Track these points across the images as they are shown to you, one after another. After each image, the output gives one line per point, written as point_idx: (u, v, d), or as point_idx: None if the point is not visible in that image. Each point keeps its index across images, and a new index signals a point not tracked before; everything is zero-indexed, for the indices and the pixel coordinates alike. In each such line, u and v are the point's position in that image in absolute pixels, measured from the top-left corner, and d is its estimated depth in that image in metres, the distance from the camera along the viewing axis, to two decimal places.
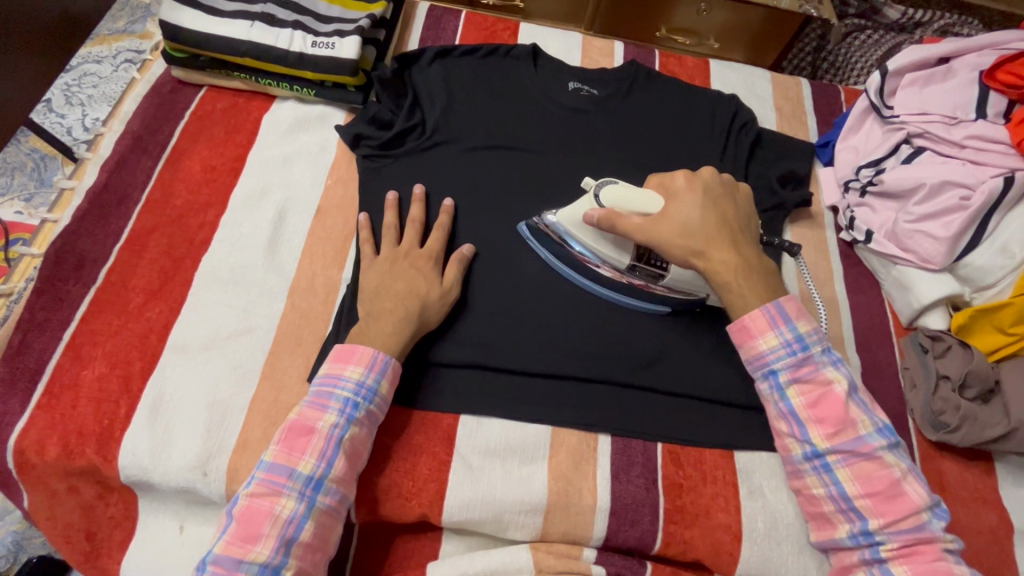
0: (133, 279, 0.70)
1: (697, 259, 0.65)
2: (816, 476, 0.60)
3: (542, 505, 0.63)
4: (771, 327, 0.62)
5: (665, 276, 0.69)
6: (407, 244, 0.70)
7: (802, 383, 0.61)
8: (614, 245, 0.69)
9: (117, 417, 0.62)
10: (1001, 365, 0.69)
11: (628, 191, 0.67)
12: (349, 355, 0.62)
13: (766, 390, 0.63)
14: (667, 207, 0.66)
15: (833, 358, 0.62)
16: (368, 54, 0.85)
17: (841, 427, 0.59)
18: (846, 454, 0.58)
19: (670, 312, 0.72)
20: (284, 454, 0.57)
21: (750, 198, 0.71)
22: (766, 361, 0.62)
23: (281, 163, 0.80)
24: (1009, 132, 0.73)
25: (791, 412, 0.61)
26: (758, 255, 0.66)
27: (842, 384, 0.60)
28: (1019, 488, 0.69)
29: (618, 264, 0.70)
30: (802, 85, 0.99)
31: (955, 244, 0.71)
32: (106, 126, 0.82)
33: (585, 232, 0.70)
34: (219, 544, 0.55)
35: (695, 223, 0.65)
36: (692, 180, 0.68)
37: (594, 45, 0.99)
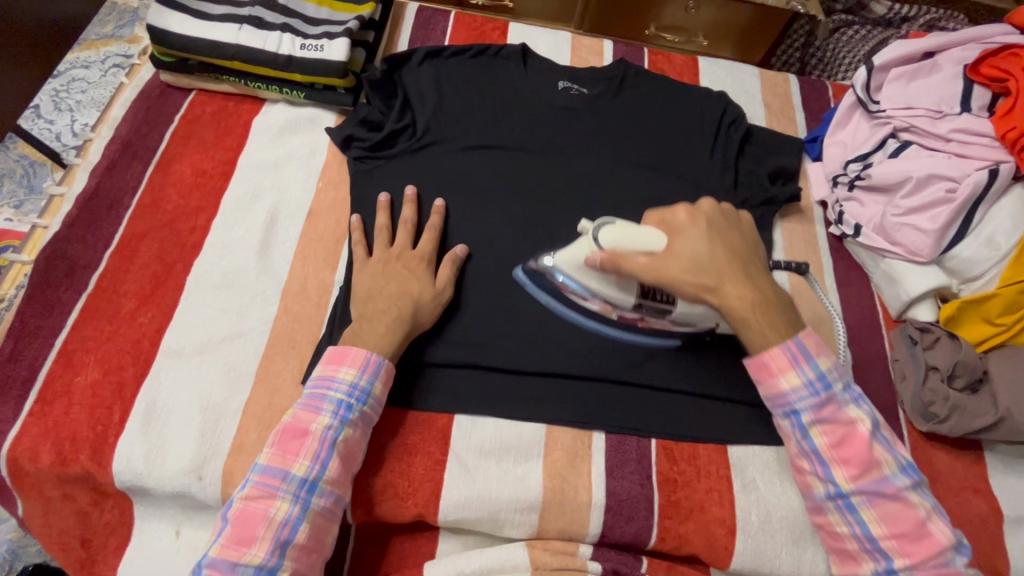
0: (125, 285, 0.70)
1: (712, 296, 0.62)
2: (840, 514, 0.59)
3: (538, 503, 0.63)
4: (792, 366, 0.60)
5: (672, 310, 0.67)
6: (399, 245, 0.71)
7: (825, 423, 0.60)
8: (617, 285, 0.66)
9: (110, 423, 0.62)
10: (988, 356, 0.70)
11: (628, 230, 0.63)
12: (342, 356, 0.62)
13: (787, 428, 0.62)
14: (672, 244, 0.63)
15: (856, 395, 0.61)
16: (357, 57, 0.84)
17: (866, 468, 0.58)
18: (871, 495, 0.58)
19: (680, 344, 0.71)
20: (278, 456, 0.57)
21: (751, 225, 0.70)
22: (788, 401, 0.61)
23: (271, 166, 0.80)
24: (994, 125, 0.73)
25: (813, 451, 0.60)
26: (771, 285, 0.64)
27: (865, 424, 0.59)
28: (1008, 476, 0.69)
29: (621, 304, 0.68)
30: (790, 80, 0.99)
31: (942, 236, 0.72)
32: (94, 132, 0.81)
33: (585, 273, 0.67)
34: (213, 548, 0.54)
35: (704, 258, 0.63)
36: (693, 214, 0.66)
37: (583, 43, 0.99)
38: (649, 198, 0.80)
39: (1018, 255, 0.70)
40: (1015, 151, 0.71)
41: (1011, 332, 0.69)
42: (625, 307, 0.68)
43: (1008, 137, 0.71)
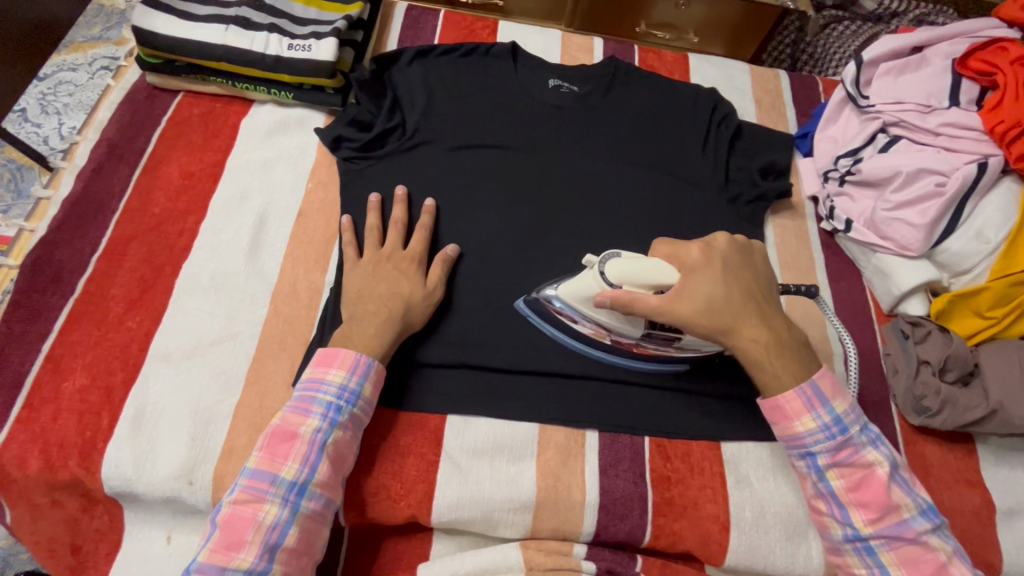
0: (113, 289, 0.69)
1: (726, 337, 0.61)
2: (858, 557, 0.59)
3: (531, 502, 0.63)
4: (808, 410, 0.60)
5: (679, 339, 0.66)
6: (390, 245, 0.70)
7: (841, 466, 0.59)
8: (624, 318, 0.65)
9: (99, 429, 0.62)
10: (979, 349, 0.70)
11: (634, 264, 0.62)
12: (331, 359, 0.62)
13: (803, 470, 0.61)
14: (686, 282, 0.61)
15: (873, 436, 0.60)
16: (346, 57, 0.84)
17: (885, 512, 0.57)
18: (890, 538, 0.57)
19: (688, 368, 0.70)
20: (266, 460, 0.57)
21: (766, 257, 0.68)
22: (803, 443, 0.60)
23: (260, 167, 0.80)
24: (983, 118, 0.74)
25: (831, 494, 0.59)
26: (785, 324, 0.63)
27: (883, 466, 0.59)
28: (1000, 469, 0.70)
29: (626, 333, 0.66)
30: (781, 76, 0.99)
31: (932, 230, 0.72)
32: (80, 135, 0.80)
33: (591, 307, 0.65)
34: (202, 552, 0.54)
35: (719, 299, 0.61)
36: (708, 250, 0.63)
37: (573, 41, 0.99)
38: (640, 196, 0.80)
39: (1007, 248, 0.70)
40: (1005, 144, 0.71)
41: (1002, 325, 0.70)
42: (629, 335, 0.66)
43: (997, 131, 0.72)
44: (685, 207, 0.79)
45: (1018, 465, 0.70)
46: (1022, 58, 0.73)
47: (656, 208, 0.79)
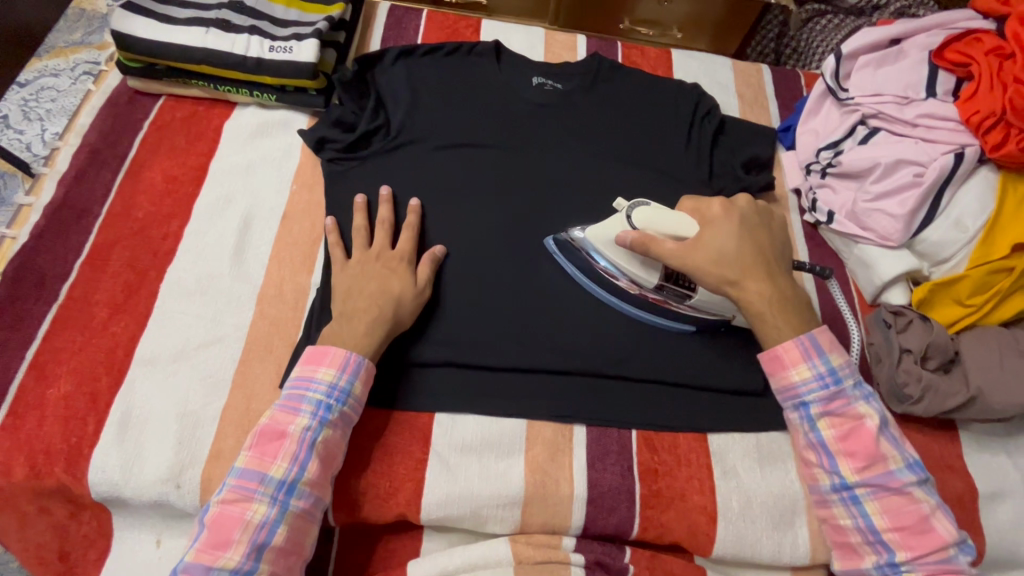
0: (96, 294, 0.69)
1: (730, 287, 0.64)
2: (843, 506, 0.60)
3: (519, 498, 0.64)
4: (804, 358, 0.62)
5: (691, 297, 0.69)
6: (377, 245, 0.70)
7: (833, 416, 0.61)
8: (643, 265, 0.68)
9: (85, 435, 0.62)
10: (959, 337, 0.71)
11: (660, 212, 0.66)
12: (321, 357, 0.62)
13: (795, 420, 0.63)
14: (701, 233, 0.65)
15: (866, 392, 0.62)
16: (328, 57, 0.84)
17: (872, 461, 0.59)
18: (875, 487, 0.59)
19: (695, 330, 0.72)
20: (255, 459, 0.57)
21: (784, 226, 0.71)
22: (797, 393, 0.62)
23: (244, 170, 0.80)
24: (959, 109, 0.75)
25: (820, 444, 0.61)
26: (792, 285, 0.66)
27: (873, 419, 0.60)
28: (981, 453, 0.71)
29: (644, 284, 0.69)
30: (763, 71, 1.00)
31: (911, 220, 0.73)
32: (62, 140, 0.80)
33: (616, 252, 0.69)
34: (190, 552, 0.54)
35: (729, 251, 0.64)
36: (728, 207, 0.67)
37: (556, 39, 0.99)
38: (624, 191, 0.80)
39: (985, 237, 0.71)
40: (980, 134, 0.72)
41: (980, 313, 0.71)
42: (648, 287, 0.69)
43: (971, 120, 0.72)
44: (669, 202, 0.80)
45: (1001, 450, 0.71)
46: (997, 49, 0.74)
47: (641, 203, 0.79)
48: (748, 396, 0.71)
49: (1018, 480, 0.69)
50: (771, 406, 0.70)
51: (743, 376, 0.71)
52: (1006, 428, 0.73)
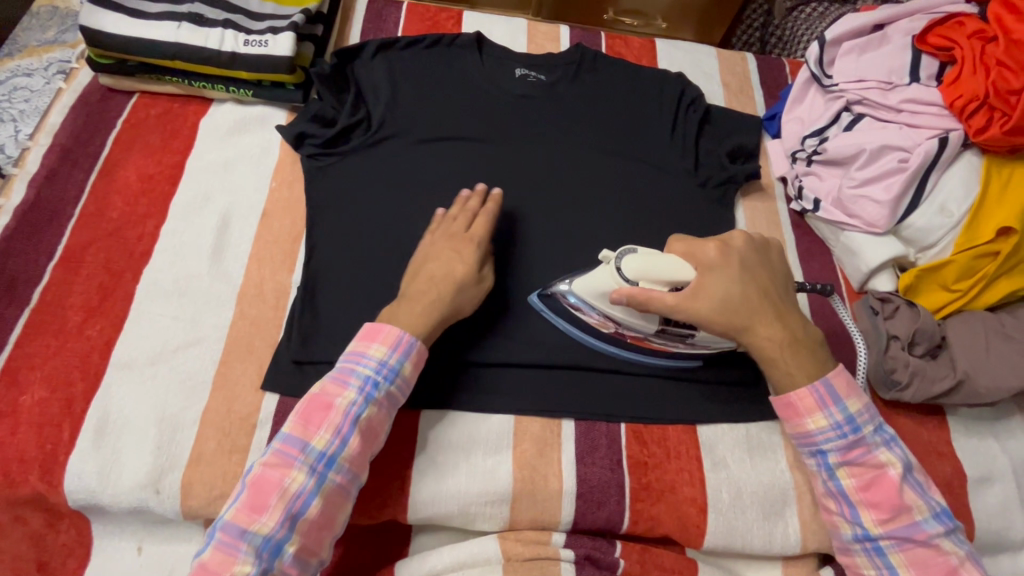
0: (70, 297, 0.67)
1: (739, 334, 0.62)
2: (867, 557, 0.59)
3: (508, 494, 0.63)
4: (820, 407, 0.60)
5: (693, 335, 0.65)
6: (454, 227, 0.69)
7: (853, 466, 0.59)
8: (640, 314, 0.64)
9: (60, 441, 0.60)
10: (946, 322, 0.71)
11: (652, 260, 0.62)
12: (375, 334, 0.61)
13: (813, 467, 0.62)
14: (704, 281, 0.62)
15: (887, 437, 0.60)
16: (306, 51, 0.82)
17: (896, 513, 0.57)
18: (900, 540, 0.57)
19: (702, 363, 0.70)
20: (300, 426, 0.56)
21: (783, 256, 0.69)
22: (814, 441, 0.60)
23: (221, 167, 0.78)
24: (942, 93, 0.74)
25: (841, 493, 0.59)
26: (802, 322, 0.64)
27: (896, 467, 0.58)
28: (970, 439, 0.71)
29: (642, 329, 0.66)
30: (747, 59, 1.00)
31: (897, 206, 0.73)
32: (32, 140, 0.78)
33: (606, 302, 0.64)
34: (229, 511, 0.54)
35: (735, 298, 0.61)
36: (726, 250, 0.64)
37: (539, 29, 0.98)
38: (609, 183, 0.79)
39: (970, 221, 0.71)
40: (965, 117, 0.72)
41: (967, 298, 0.71)
42: (645, 331, 0.66)
43: (956, 105, 0.72)
44: (654, 192, 0.79)
45: (988, 434, 0.71)
46: (979, 32, 0.74)
47: (626, 194, 0.78)
48: (740, 387, 0.70)
49: (1005, 463, 0.69)
50: (761, 396, 0.70)
51: (732, 366, 0.70)
52: (992, 412, 0.73)
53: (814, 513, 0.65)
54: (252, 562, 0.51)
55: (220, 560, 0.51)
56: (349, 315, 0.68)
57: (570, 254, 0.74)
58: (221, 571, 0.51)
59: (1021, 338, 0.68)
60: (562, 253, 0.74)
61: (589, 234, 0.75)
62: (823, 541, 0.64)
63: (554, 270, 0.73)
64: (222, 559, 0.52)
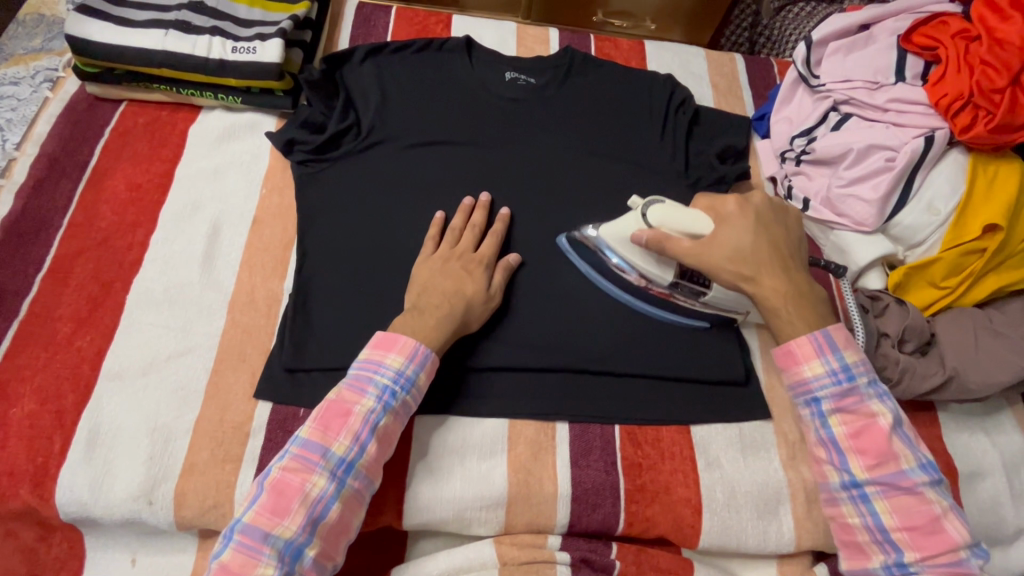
0: (59, 309, 0.67)
1: (747, 284, 0.63)
2: (853, 505, 0.58)
3: (503, 498, 0.63)
4: (817, 354, 0.60)
5: (707, 293, 0.68)
6: (462, 245, 0.70)
7: (845, 413, 0.59)
8: (657, 262, 0.67)
9: (51, 454, 0.60)
10: (935, 320, 0.72)
11: (676, 213, 0.64)
12: (391, 343, 0.61)
13: (806, 416, 0.61)
14: (717, 230, 0.64)
15: (881, 390, 0.59)
16: (294, 57, 0.82)
17: (883, 459, 0.57)
18: (886, 486, 0.56)
19: (710, 325, 0.72)
20: (319, 432, 0.56)
21: (800, 220, 0.69)
22: (809, 388, 0.60)
23: (211, 176, 0.78)
24: (927, 92, 0.75)
25: (831, 440, 0.59)
26: (810, 280, 0.64)
27: (887, 418, 0.58)
28: (959, 433, 0.71)
29: (658, 280, 0.68)
30: (736, 60, 1.00)
31: (884, 204, 0.73)
32: (18, 150, 0.77)
33: (629, 248, 0.68)
34: (247, 514, 0.53)
35: (745, 248, 0.63)
36: (744, 204, 0.65)
37: (528, 33, 0.98)
38: (600, 185, 0.79)
39: (957, 219, 0.71)
40: (950, 116, 0.72)
41: (955, 295, 0.72)
42: (660, 283, 0.69)
43: (941, 103, 0.73)
44: (645, 194, 0.79)
45: (978, 429, 0.72)
46: (962, 31, 0.74)
47: (617, 196, 0.79)
48: (734, 386, 0.70)
49: (994, 457, 0.70)
50: (753, 395, 0.70)
51: (727, 365, 0.70)
52: (981, 407, 0.73)
53: (808, 510, 0.65)
54: (275, 565, 0.51)
55: (242, 562, 0.51)
56: (342, 321, 0.68)
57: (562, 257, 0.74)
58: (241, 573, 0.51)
59: (1009, 335, 0.69)
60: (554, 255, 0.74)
61: None
62: (817, 538, 0.65)
63: (547, 273, 0.73)
64: (244, 562, 0.51)
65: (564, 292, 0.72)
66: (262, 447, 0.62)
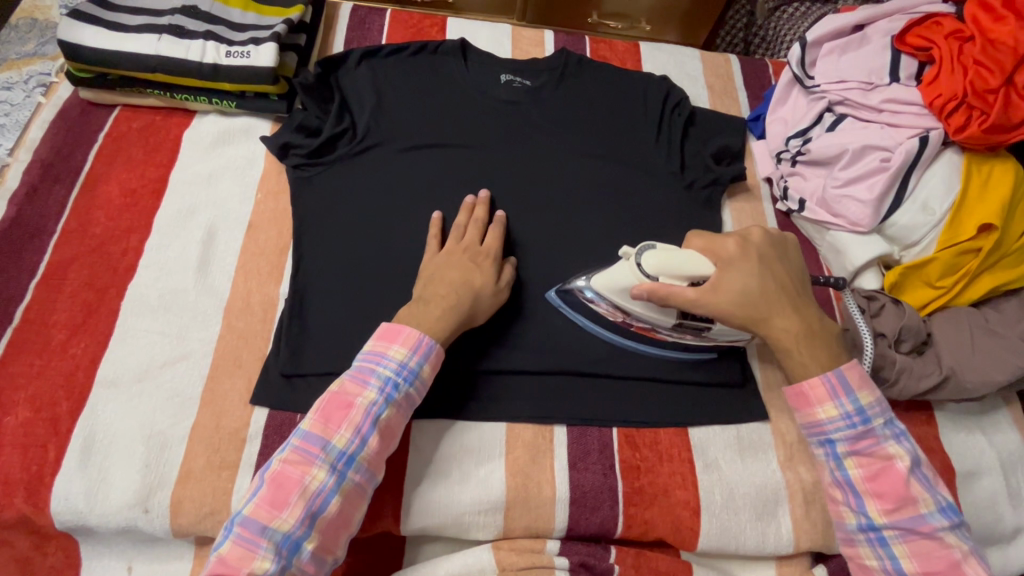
0: (53, 316, 0.66)
1: (758, 326, 0.62)
2: (870, 547, 0.58)
3: (501, 502, 0.63)
4: (831, 397, 0.60)
5: (709, 329, 0.67)
6: (468, 238, 0.70)
7: (861, 456, 0.59)
8: (658, 309, 0.65)
9: (46, 462, 0.59)
10: (932, 318, 0.72)
11: (672, 259, 0.62)
12: (395, 335, 0.61)
13: (821, 456, 0.61)
14: (722, 275, 0.62)
15: (897, 431, 0.59)
16: (289, 61, 0.82)
17: (901, 504, 0.57)
18: (904, 531, 0.56)
19: (716, 355, 0.71)
20: (321, 424, 0.56)
21: (799, 250, 0.69)
22: (824, 430, 0.60)
23: (206, 180, 0.77)
24: (921, 93, 0.75)
25: (847, 482, 0.59)
26: (819, 316, 0.64)
27: (904, 461, 0.57)
28: (957, 433, 0.71)
29: (662, 323, 0.66)
30: (731, 61, 1.00)
31: (880, 204, 0.73)
32: (11, 156, 0.77)
33: (627, 297, 0.65)
34: (247, 506, 0.53)
35: (752, 290, 0.62)
36: (744, 244, 0.64)
37: (523, 35, 0.98)
38: (597, 188, 0.79)
39: (952, 219, 0.71)
40: (944, 117, 0.72)
41: (951, 294, 0.72)
42: (664, 325, 0.67)
43: (936, 104, 0.73)
44: (641, 195, 0.79)
45: (975, 429, 0.72)
46: (955, 32, 0.75)
47: (613, 198, 0.79)
48: (731, 388, 0.70)
49: (992, 457, 0.70)
50: (750, 397, 0.70)
51: (723, 366, 0.71)
52: (978, 406, 0.73)
53: (806, 511, 0.65)
54: (272, 558, 0.51)
55: (240, 554, 0.51)
56: (339, 326, 0.67)
57: (558, 261, 0.74)
58: (240, 566, 0.51)
59: (1004, 334, 0.69)
60: (551, 258, 0.74)
61: (576, 239, 0.76)
62: (816, 539, 0.65)
63: (543, 276, 0.73)
64: (242, 554, 0.51)
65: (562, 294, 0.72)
66: (259, 453, 0.62)
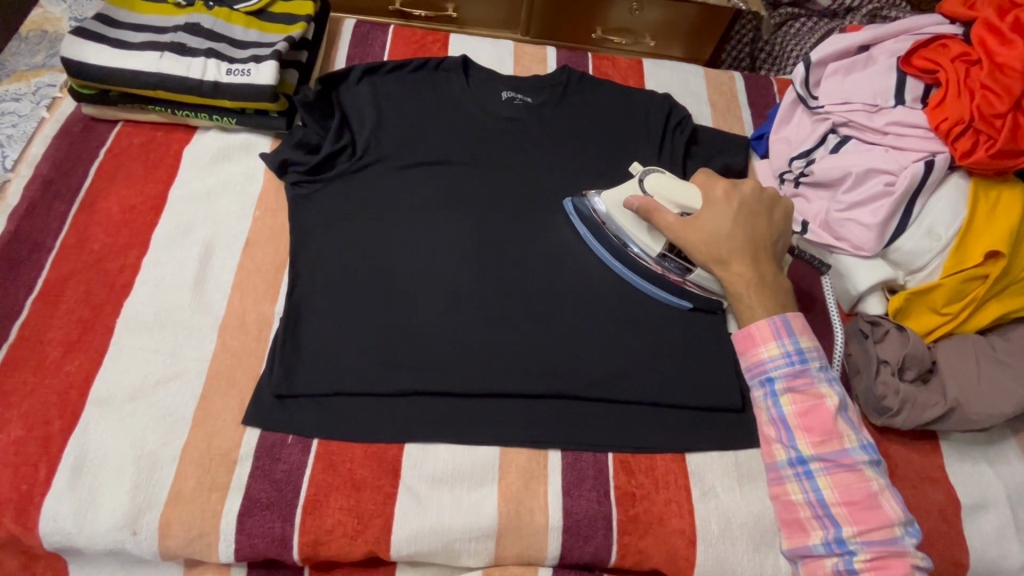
0: (49, 333, 0.66)
1: (717, 267, 0.68)
2: (797, 481, 0.60)
3: (492, 530, 0.62)
4: (774, 337, 0.64)
5: (692, 271, 0.72)
6: None
7: (796, 393, 0.62)
8: (648, 233, 0.73)
9: (36, 481, 0.59)
10: (937, 346, 0.71)
11: (667, 184, 0.72)
12: None
13: (759, 397, 0.64)
14: (701, 214, 0.70)
15: (830, 375, 0.63)
16: (289, 79, 0.83)
17: (828, 437, 0.59)
18: (829, 462, 0.59)
19: (690, 308, 0.73)
20: None
21: (789, 212, 0.72)
22: (764, 369, 0.63)
23: (205, 197, 0.77)
24: (928, 116, 0.73)
25: (780, 418, 0.61)
26: (776, 273, 0.68)
27: (832, 399, 0.61)
28: (964, 463, 0.70)
29: (647, 251, 0.73)
30: (735, 78, 1.00)
31: (884, 228, 0.72)
32: (13, 171, 0.78)
33: (624, 213, 0.74)
34: None
35: (723, 232, 0.68)
36: (730, 192, 0.71)
37: (526, 51, 0.98)
38: None
39: (957, 245, 0.69)
40: (950, 140, 0.71)
41: (957, 321, 0.70)
42: (649, 254, 0.73)
43: (942, 128, 0.71)
44: None
45: (981, 459, 0.70)
46: (963, 55, 0.73)
47: None
48: (729, 413, 0.69)
49: (1000, 489, 0.68)
50: (750, 423, 0.69)
51: (722, 392, 0.69)
52: (985, 436, 0.72)
53: None
54: None
55: None
56: (332, 346, 0.67)
57: (555, 280, 0.74)
58: None
59: (1012, 364, 0.67)
60: (548, 279, 0.73)
61: (575, 260, 0.75)
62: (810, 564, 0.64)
63: (539, 296, 0.72)
64: None
65: (561, 314, 0.71)
66: (250, 475, 0.61)
